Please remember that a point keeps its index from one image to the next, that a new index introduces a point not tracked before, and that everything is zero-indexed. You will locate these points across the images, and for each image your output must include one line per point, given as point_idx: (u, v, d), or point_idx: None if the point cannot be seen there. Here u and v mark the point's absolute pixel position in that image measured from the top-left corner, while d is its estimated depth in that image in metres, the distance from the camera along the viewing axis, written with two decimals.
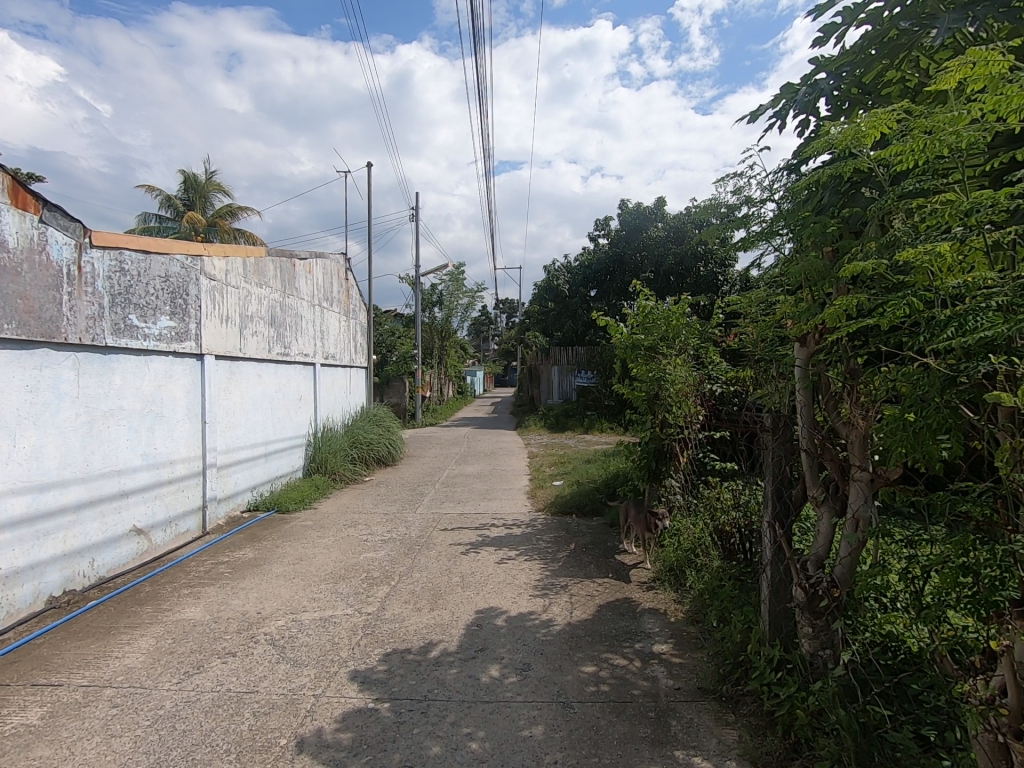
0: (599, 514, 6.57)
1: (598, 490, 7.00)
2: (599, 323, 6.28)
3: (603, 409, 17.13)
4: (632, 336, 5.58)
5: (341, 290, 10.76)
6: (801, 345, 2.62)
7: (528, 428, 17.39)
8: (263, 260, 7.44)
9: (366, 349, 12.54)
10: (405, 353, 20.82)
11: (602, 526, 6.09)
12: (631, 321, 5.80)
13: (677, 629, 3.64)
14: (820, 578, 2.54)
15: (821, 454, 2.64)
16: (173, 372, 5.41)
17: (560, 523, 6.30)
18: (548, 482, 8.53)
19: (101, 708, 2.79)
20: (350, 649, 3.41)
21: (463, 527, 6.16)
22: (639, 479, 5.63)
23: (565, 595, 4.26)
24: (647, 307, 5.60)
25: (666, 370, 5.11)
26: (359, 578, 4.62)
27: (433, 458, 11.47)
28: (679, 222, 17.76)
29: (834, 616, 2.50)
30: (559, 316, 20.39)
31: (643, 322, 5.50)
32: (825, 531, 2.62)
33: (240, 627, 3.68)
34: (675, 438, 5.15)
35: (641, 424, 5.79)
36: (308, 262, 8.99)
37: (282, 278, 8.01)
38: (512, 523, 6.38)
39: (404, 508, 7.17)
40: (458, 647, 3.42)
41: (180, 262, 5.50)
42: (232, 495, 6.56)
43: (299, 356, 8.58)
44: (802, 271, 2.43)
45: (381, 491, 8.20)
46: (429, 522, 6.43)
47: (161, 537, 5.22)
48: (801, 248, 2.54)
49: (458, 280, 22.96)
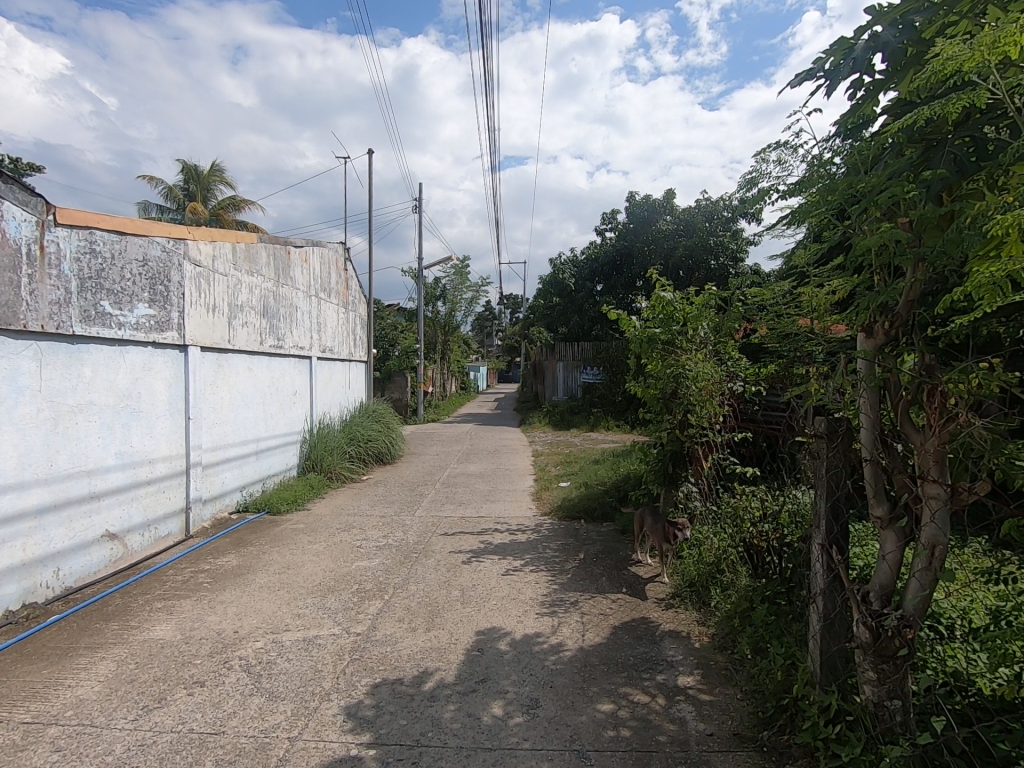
0: (610, 520, 6.15)
1: (608, 493, 6.58)
2: (611, 315, 5.87)
3: (609, 406, 16.74)
4: (647, 330, 5.29)
5: (340, 280, 10.37)
6: (866, 336, 2.25)
7: (533, 426, 16.96)
8: (255, 247, 7.04)
9: (366, 343, 12.16)
10: (407, 348, 20.40)
11: (613, 534, 5.68)
12: (648, 312, 5.40)
13: (703, 658, 3.22)
14: (886, 613, 2.13)
15: (888, 466, 2.22)
16: (152, 364, 5.03)
17: (568, 529, 5.88)
18: (554, 483, 8.12)
19: (40, 753, 2.40)
20: (334, 679, 3.01)
21: (464, 533, 5.76)
22: (652, 483, 5.20)
23: (576, 613, 3.84)
24: (665, 297, 5.20)
25: (688, 364, 4.73)
26: (349, 590, 4.22)
27: (435, 455, 11.08)
28: (689, 215, 17.32)
29: (904, 661, 2.10)
30: (564, 311, 19.97)
31: (662, 314, 5.19)
32: (891, 557, 2.20)
33: (213, 649, 3.28)
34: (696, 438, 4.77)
35: (657, 422, 5.39)
36: (304, 251, 8.59)
37: (276, 266, 7.62)
38: (516, 528, 5.96)
39: (402, 510, 6.77)
40: (457, 677, 3.02)
41: (159, 245, 5.10)
42: (219, 495, 6.18)
43: (294, 349, 8.19)
44: (873, 246, 2.08)
45: (378, 491, 7.80)
46: (428, 526, 6.03)
47: (139, 542, 4.84)
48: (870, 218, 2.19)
49: (462, 274, 22.54)
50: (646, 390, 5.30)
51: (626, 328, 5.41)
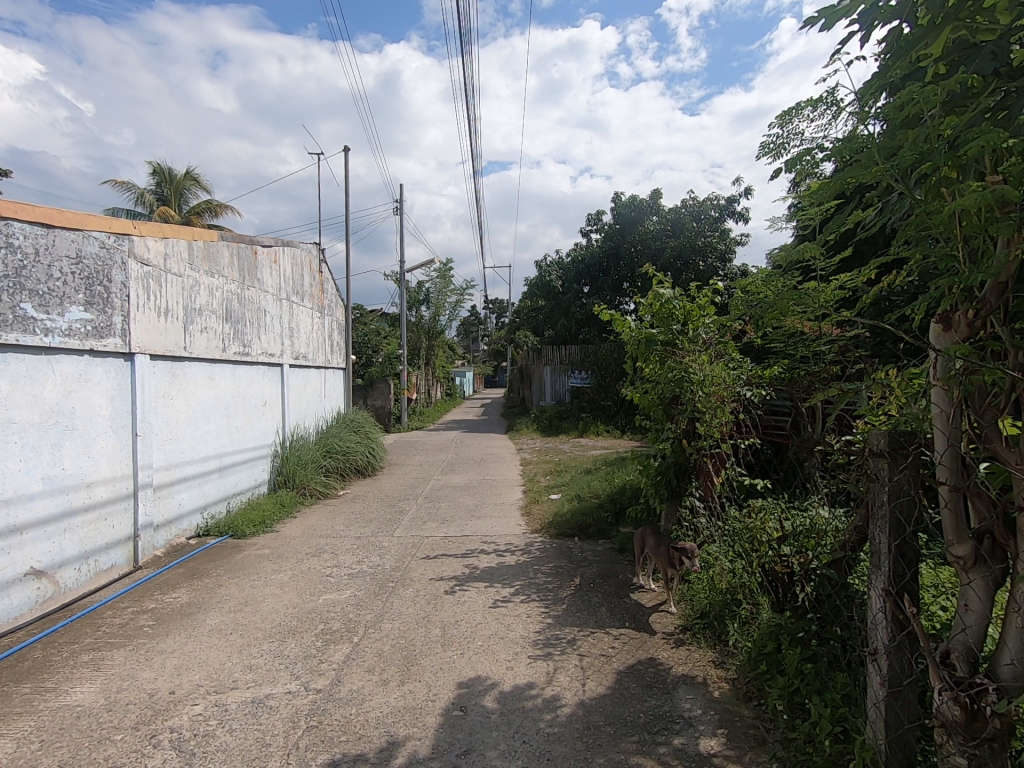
0: (606, 537, 5.66)
1: (603, 508, 6.10)
2: (604, 315, 5.41)
3: (598, 411, 16.32)
4: (644, 330, 4.85)
5: (314, 283, 9.80)
6: (941, 327, 1.78)
7: (521, 432, 16.41)
8: (216, 245, 6.46)
9: (344, 349, 11.59)
10: (390, 353, 19.79)
11: (610, 554, 5.18)
12: (646, 312, 4.95)
13: (726, 713, 2.73)
14: (979, 686, 1.65)
15: (969, 492, 1.74)
16: (90, 375, 4.44)
17: (561, 549, 5.38)
18: (544, 495, 7.61)
19: None
20: (284, 757, 2.47)
21: (446, 556, 5.22)
22: (652, 498, 4.73)
23: (574, 656, 3.33)
24: (665, 294, 4.75)
25: (693, 367, 4.29)
26: (313, 633, 3.67)
27: (418, 466, 10.52)
28: (675, 215, 17.08)
29: (1004, 750, 1.62)
30: (551, 313, 19.53)
31: (660, 311, 4.76)
32: (978, 611, 1.72)
33: (140, 719, 2.73)
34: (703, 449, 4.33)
35: (657, 432, 4.94)
36: (273, 251, 8.01)
37: (240, 267, 7.03)
38: (504, 549, 5.44)
39: (379, 530, 6.22)
40: (433, 750, 2.50)
41: (98, 240, 4.53)
42: (175, 518, 5.57)
43: (263, 355, 7.60)
44: (949, 213, 1.65)
45: (355, 508, 7.23)
46: (406, 549, 5.49)
47: (74, 579, 4.25)
48: (936, 181, 1.77)
49: (445, 278, 22.05)
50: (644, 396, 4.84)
51: (621, 328, 4.96)
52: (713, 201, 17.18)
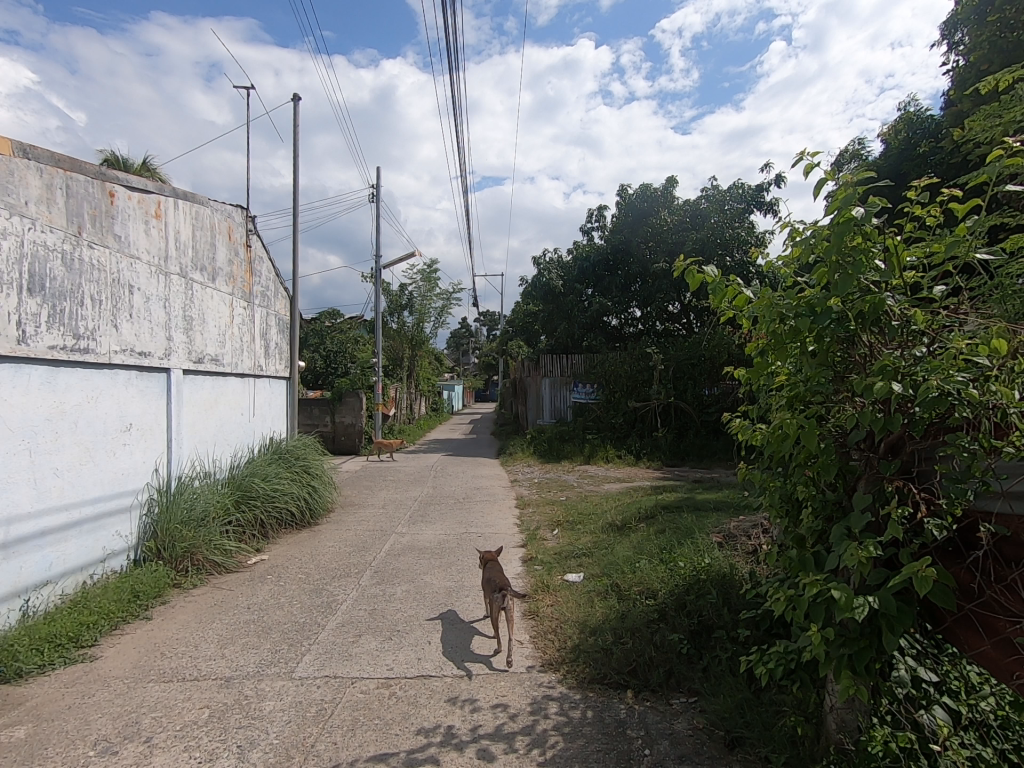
0: (685, 693, 3.03)
1: (669, 624, 3.45)
2: (692, 279, 2.72)
3: (606, 431, 13.75)
4: (809, 293, 2.30)
5: (236, 258, 7.13)
6: None
7: (514, 457, 13.77)
8: (10, 163, 3.82)
9: (288, 353, 8.94)
10: (364, 362, 17.08)
11: (713, 755, 2.56)
12: (802, 251, 2.35)
13: None
14: None
15: None
16: None
17: (608, 734, 2.73)
18: (557, 573, 4.93)
19: None
20: None
21: (374, 758, 2.55)
22: (808, 649, 2.19)
23: None
24: (875, 203, 2.12)
25: (972, 356, 1.75)
26: None
27: (380, 509, 7.84)
28: (693, 207, 14.73)
29: None
30: (550, 317, 16.91)
31: (845, 244, 2.16)
32: None
33: None
34: (989, 560, 1.76)
35: (820, 503, 2.38)
36: (153, 198, 5.36)
37: (74, 209, 4.38)
38: (495, 732, 2.76)
39: (273, 660, 3.52)
40: None
41: None
42: None
43: (124, 355, 4.92)
44: None
45: (255, 602, 4.52)
46: (302, 729, 2.79)
47: None
48: None
49: (430, 279, 19.46)
50: (791, 422, 2.25)
51: (761, 299, 2.40)
52: (739, 189, 14.77)
